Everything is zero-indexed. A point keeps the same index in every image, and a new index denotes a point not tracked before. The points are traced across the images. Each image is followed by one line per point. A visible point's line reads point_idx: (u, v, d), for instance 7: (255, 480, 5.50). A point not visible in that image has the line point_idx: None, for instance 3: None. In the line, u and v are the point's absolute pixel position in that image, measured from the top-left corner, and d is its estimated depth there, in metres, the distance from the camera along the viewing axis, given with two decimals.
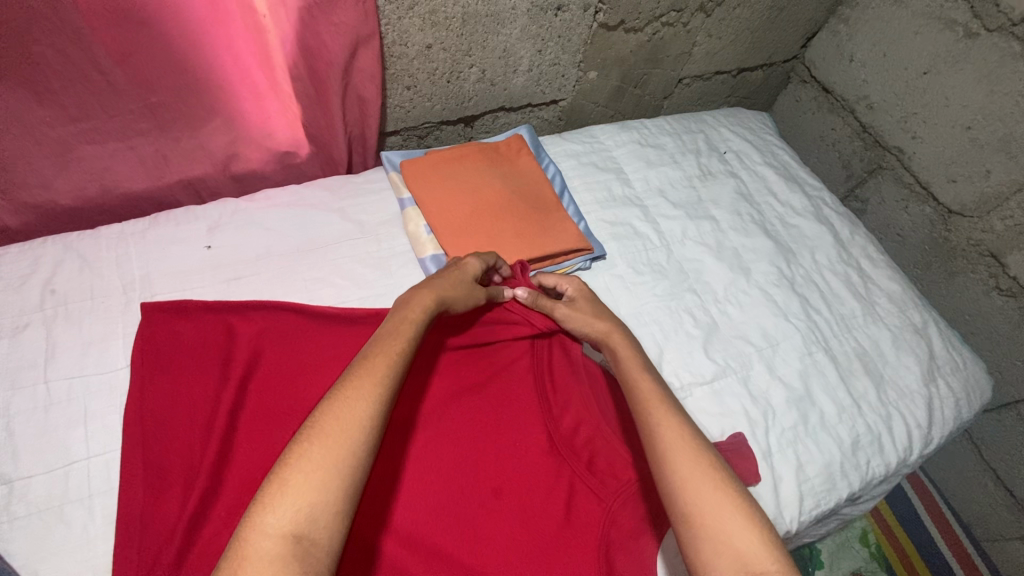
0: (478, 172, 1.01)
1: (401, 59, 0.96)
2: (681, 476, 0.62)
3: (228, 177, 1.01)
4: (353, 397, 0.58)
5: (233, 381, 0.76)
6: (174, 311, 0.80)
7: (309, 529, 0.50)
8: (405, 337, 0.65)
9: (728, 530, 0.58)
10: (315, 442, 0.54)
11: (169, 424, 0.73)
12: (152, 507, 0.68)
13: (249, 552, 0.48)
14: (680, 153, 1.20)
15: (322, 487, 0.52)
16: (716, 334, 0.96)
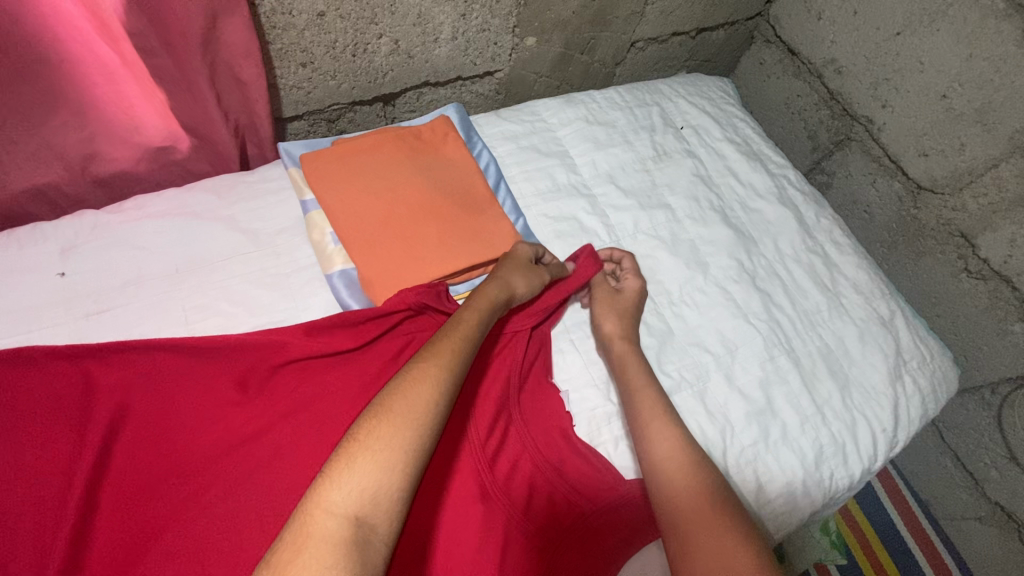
0: (394, 165, 0.86)
1: (287, 30, 0.79)
2: (680, 488, 0.69)
3: (90, 181, 0.84)
4: (418, 384, 0.60)
5: (92, 446, 0.63)
6: (12, 362, 0.65)
7: (371, 514, 0.51)
8: (466, 329, 0.68)
9: (719, 536, 0.64)
10: (384, 423, 0.56)
11: (6, 516, 0.59)
12: None
13: (314, 530, 0.48)
14: (631, 131, 1.07)
15: (388, 470, 0.53)
16: (671, 341, 0.87)
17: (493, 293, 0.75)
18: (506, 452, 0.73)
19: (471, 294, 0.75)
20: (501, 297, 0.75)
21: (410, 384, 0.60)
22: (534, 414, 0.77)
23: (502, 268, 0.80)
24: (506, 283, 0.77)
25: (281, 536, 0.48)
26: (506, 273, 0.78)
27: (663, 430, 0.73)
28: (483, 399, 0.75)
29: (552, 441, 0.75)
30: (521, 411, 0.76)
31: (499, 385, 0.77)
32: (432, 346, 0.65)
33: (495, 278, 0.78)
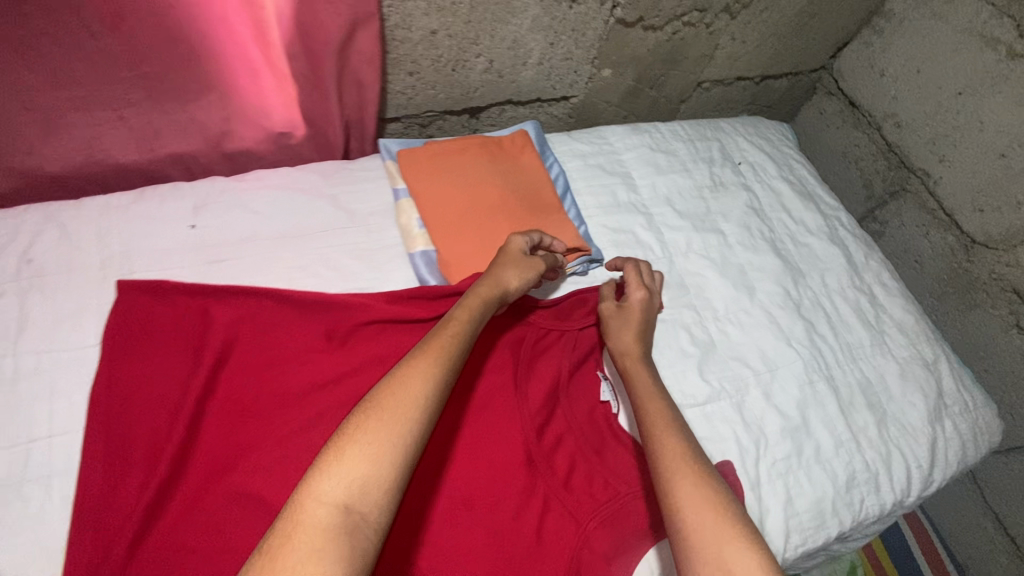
0: (477, 167, 0.97)
1: (403, 43, 0.92)
2: (688, 492, 0.61)
3: (221, 155, 0.98)
4: (409, 378, 0.60)
5: (205, 368, 0.74)
6: (151, 291, 0.77)
7: (361, 504, 0.51)
8: (459, 326, 0.68)
9: (731, 550, 0.57)
10: (371, 416, 0.56)
11: (134, 418, 0.70)
12: (112, 489, 0.66)
13: (305, 518, 0.50)
14: (692, 161, 1.15)
15: (375, 461, 0.53)
16: (713, 354, 0.92)
17: (489, 291, 0.75)
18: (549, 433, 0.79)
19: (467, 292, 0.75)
20: (494, 295, 0.75)
21: (400, 379, 0.60)
22: (577, 403, 0.83)
23: (501, 266, 0.80)
24: (498, 279, 0.77)
25: (274, 525, 0.50)
26: (503, 271, 0.78)
27: (666, 432, 0.68)
28: (539, 377, 0.83)
29: (591, 430, 0.81)
30: (566, 398, 0.83)
31: (547, 372, 0.84)
32: (425, 343, 0.65)
33: (491, 276, 0.78)
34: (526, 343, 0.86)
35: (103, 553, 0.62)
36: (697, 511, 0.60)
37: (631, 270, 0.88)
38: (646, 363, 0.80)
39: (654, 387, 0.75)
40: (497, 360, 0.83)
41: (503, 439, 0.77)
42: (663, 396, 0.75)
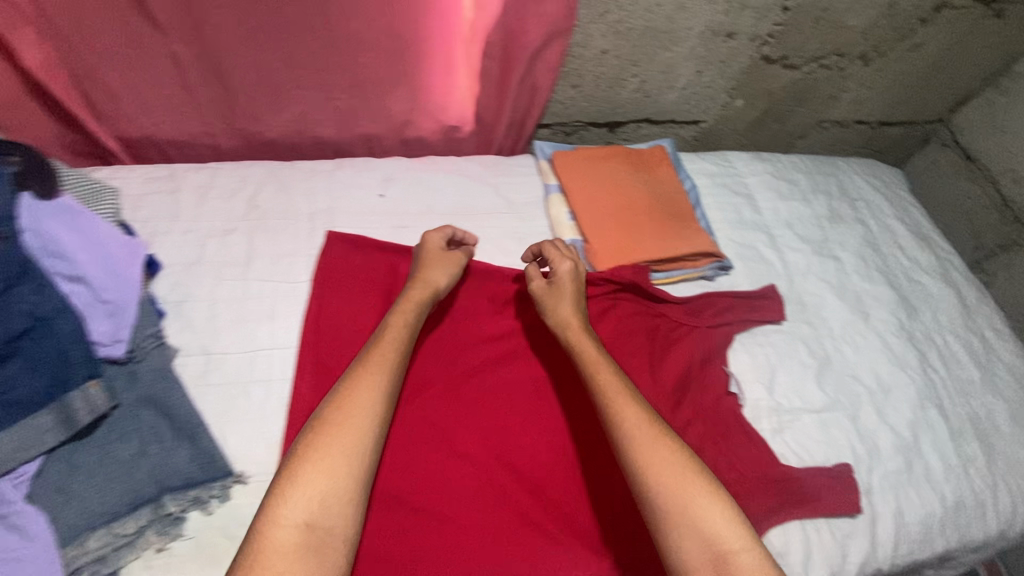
0: (623, 174, 1.07)
1: (577, 59, 1.03)
2: (655, 464, 0.65)
3: (399, 139, 1.13)
4: (349, 399, 0.67)
5: (393, 312, 0.87)
6: (351, 243, 0.92)
7: (324, 520, 0.59)
8: (392, 337, 0.75)
9: (700, 509, 0.63)
10: (318, 439, 0.63)
11: (337, 345, 0.83)
12: (318, 403, 0.78)
13: (269, 540, 0.57)
14: (811, 192, 1.23)
15: (329, 482, 0.61)
16: (829, 369, 0.98)
17: (422, 295, 0.82)
18: (681, 412, 0.86)
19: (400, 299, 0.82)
20: (426, 299, 0.82)
21: (341, 396, 0.67)
22: (708, 389, 0.89)
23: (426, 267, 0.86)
24: (434, 282, 0.84)
25: (241, 549, 0.57)
26: (429, 272, 0.85)
27: (625, 402, 0.70)
28: (673, 365, 0.90)
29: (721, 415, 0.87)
30: (697, 384, 0.89)
31: (680, 359, 0.91)
32: (369, 355, 0.72)
33: (421, 281, 0.85)
34: (661, 331, 0.94)
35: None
36: (667, 481, 0.64)
37: (548, 248, 0.89)
38: (586, 330, 0.81)
39: (601, 361, 0.76)
40: (636, 341, 0.91)
41: None
42: (607, 357, 0.77)
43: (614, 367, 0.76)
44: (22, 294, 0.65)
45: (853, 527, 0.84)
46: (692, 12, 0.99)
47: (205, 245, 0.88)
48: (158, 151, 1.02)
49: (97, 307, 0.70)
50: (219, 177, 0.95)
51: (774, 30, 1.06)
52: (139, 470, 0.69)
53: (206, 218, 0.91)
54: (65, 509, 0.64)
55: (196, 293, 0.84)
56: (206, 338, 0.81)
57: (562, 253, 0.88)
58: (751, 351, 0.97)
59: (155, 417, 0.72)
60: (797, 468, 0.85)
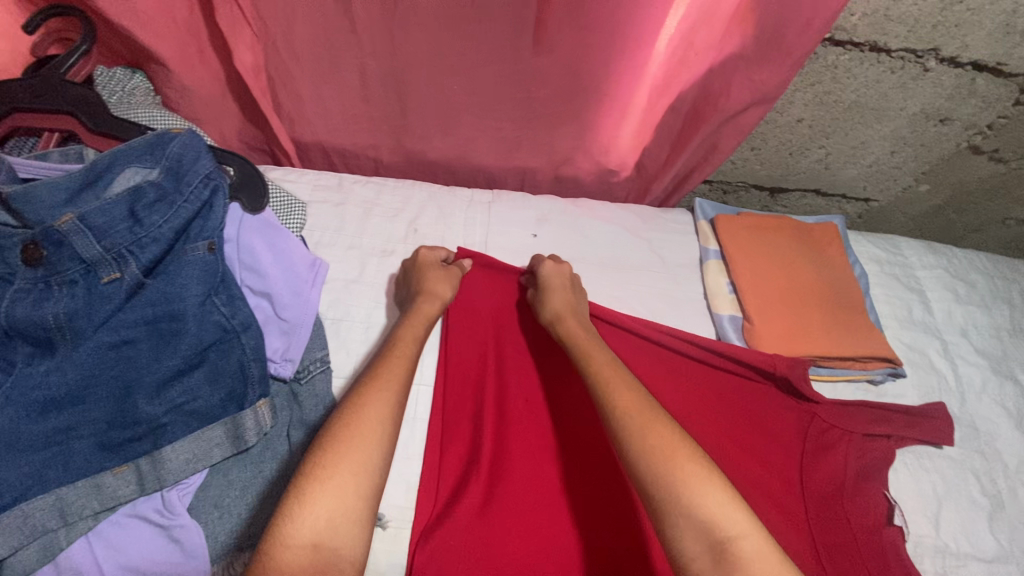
0: (793, 252, 1.00)
1: (767, 123, 0.96)
2: (644, 440, 0.60)
3: (553, 175, 1.09)
4: (363, 409, 0.61)
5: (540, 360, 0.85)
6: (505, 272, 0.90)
7: (331, 539, 0.54)
8: (405, 349, 0.71)
9: (692, 486, 0.57)
10: (329, 449, 0.58)
11: (469, 395, 0.81)
12: (457, 439, 0.77)
13: (278, 565, 0.51)
14: (991, 298, 1.10)
15: (337, 495, 0.55)
16: (1003, 512, 0.87)
17: (429, 310, 0.78)
18: (839, 536, 0.73)
19: (408, 313, 0.77)
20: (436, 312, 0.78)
21: (351, 409, 0.61)
22: (867, 512, 0.76)
23: (425, 278, 0.82)
24: (439, 292, 0.81)
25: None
26: (432, 283, 0.81)
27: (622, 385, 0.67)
28: (837, 473, 0.78)
29: (886, 549, 0.73)
30: (854, 504, 0.76)
31: (839, 469, 0.78)
32: (374, 367, 0.68)
33: (424, 293, 0.80)
34: (812, 431, 0.81)
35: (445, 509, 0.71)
36: (657, 457, 0.59)
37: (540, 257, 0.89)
38: (585, 324, 0.79)
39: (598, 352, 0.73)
40: (782, 440, 0.81)
41: (790, 521, 0.74)
42: (603, 347, 0.75)
43: (608, 352, 0.74)
44: (215, 306, 0.65)
45: None
46: (913, 92, 0.90)
47: (366, 264, 0.88)
48: (324, 157, 1.05)
49: (273, 323, 0.70)
50: (384, 195, 0.96)
51: (996, 121, 0.95)
52: (286, 495, 0.66)
53: (369, 236, 0.91)
54: (218, 525, 0.64)
55: (354, 313, 0.83)
56: (358, 362, 0.79)
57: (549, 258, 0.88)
58: (916, 476, 0.87)
59: (307, 443, 0.69)
60: None
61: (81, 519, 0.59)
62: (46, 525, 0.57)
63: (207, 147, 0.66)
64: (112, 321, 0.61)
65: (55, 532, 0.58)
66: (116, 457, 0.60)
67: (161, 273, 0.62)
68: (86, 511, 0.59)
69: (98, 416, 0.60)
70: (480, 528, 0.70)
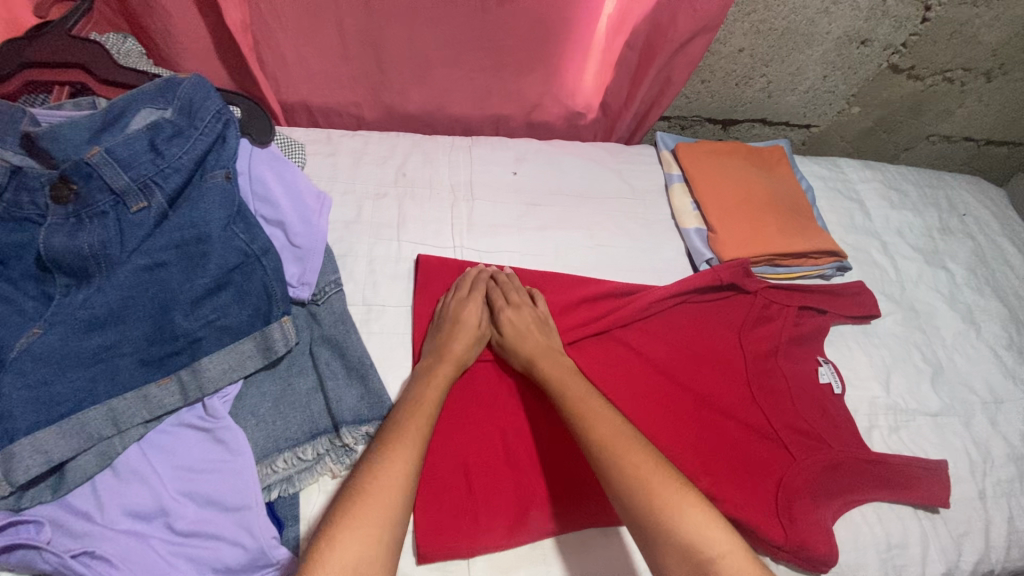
0: (745, 170, 1.10)
1: (713, 55, 1.08)
2: (622, 469, 0.65)
3: (526, 121, 1.18)
4: (392, 464, 0.64)
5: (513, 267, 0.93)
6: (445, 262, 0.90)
7: None
8: (426, 410, 0.71)
9: (676, 505, 0.61)
10: (354, 509, 0.59)
11: None
12: None
13: None
14: (921, 203, 1.24)
15: (364, 543, 0.57)
16: (943, 375, 1.00)
17: (446, 372, 0.76)
18: (771, 382, 0.90)
19: (423, 371, 0.76)
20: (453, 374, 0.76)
21: (376, 465, 0.63)
22: (795, 365, 0.92)
23: (455, 337, 0.80)
24: (462, 356, 0.79)
25: None
26: (460, 346, 0.79)
27: (601, 413, 0.71)
28: (773, 338, 0.93)
29: (807, 391, 0.90)
30: (784, 359, 0.93)
31: (776, 335, 0.94)
32: (393, 432, 0.67)
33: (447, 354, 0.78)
34: (755, 306, 0.95)
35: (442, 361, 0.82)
36: (642, 482, 0.63)
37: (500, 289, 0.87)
38: (556, 359, 0.80)
39: (570, 374, 0.77)
40: (729, 315, 0.95)
41: (732, 373, 0.90)
42: (592, 393, 0.74)
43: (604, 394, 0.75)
44: (236, 233, 0.71)
45: (968, 528, 0.86)
46: (835, 16, 1.02)
47: (362, 205, 0.95)
48: (309, 116, 1.11)
49: (288, 251, 0.77)
50: (371, 145, 1.02)
51: (908, 40, 1.09)
52: (314, 404, 0.75)
53: (362, 179, 0.97)
54: (256, 431, 0.70)
55: (356, 248, 0.90)
56: (366, 289, 0.86)
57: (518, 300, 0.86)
58: (867, 351, 0.99)
59: (329, 355, 0.77)
60: (883, 452, 0.88)
61: (133, 427, 0.64)
62: (102, 432, 0.62)
63: (214, 88, 0.74)
64: (143, 246, 0.67)
65: (110, 438, 0.63)
66: (158, 370, 0.66)
67: (185, 203, 0.69)
68: (137, 420, 0.64)
69: (139, 334, 0.65)
70: (471, 388, 0.82)
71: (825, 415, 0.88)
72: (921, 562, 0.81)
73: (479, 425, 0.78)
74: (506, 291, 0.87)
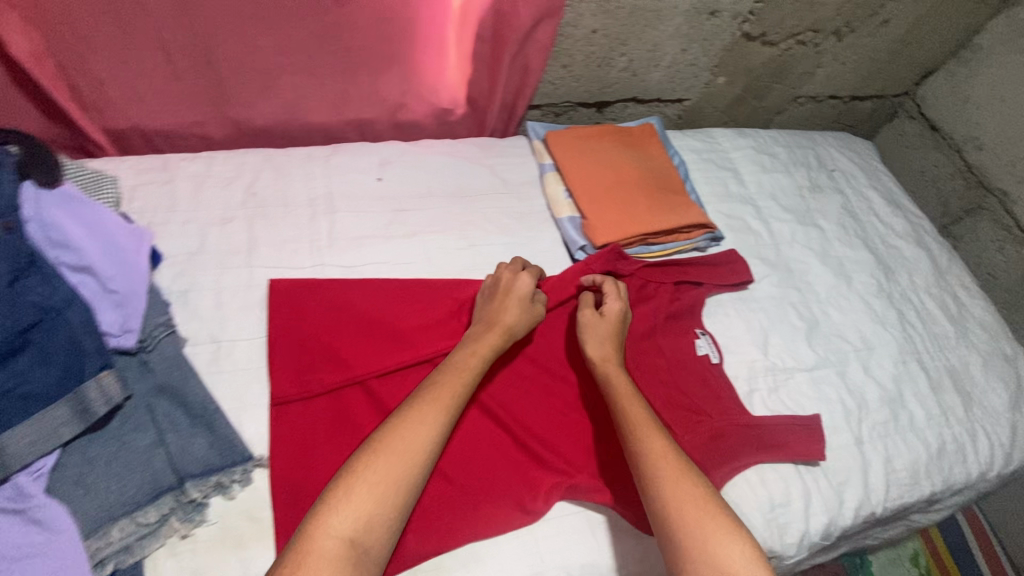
0: (615, 151, 1.10)
1: (567, 38, 1.06)
2: (670, 494, 0.67)
3: (392, 123, 1.13)
4: (409, 429, 0.66)
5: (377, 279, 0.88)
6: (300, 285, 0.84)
7: (364, 538, 0.60)
8: (461, 383, 0.72)
9: (719, 540, 0.63)
10: (371, 474, 0.63)
11: (325, 306, 0.84)
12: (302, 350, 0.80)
13: (314, 548, 0.58)
14: (792, 164, 1.28)
15: (376, 502, 0.62)
16: (818, 330, 1.03)
17: (493, 338, 0.78)
18: (651, 363, 0.90)
19: (467, 338, 0.78)
20: (499, 343, 0.78)
21: (399, 434, 0.66)
22: (674, 343, 0.93)
23: (505, 305, 0.82)
24: (512, 322, 0.80)
25: (285, 554, 0.58)
26: (510, 313, 0.81)
27: (658, 437, 0.72)
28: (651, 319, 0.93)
29: (686, 366, 0.91)
30: (663, 337, 0.93)
31: (653, 315, 0.94)
32: (430, 392, 0.70)
33: (495, 320, 0.80)
34: (632, 290, 0.95)
35: (303, 392, 0.76)
36: (686, 510, 0.66)
37: (609, 284, 0.88)
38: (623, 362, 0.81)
39: (632, 395, 0.77)
40: None
41: None
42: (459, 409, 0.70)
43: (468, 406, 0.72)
44: (29, 287, 0.65)
45: (848, 476, 0.88)
46: None
47: (205, 234, 0.87)
48: (147, 142, 1.01)
49: (103, 298, 0.70)
50: (214, 166, 0.94)
51: (754, 8, 1.11)
52: (156, 460, 0.68)
53: (204, 205, 0.90)
54: (86, 502, 0.63)
55: (200, 282, 0.83)
56: (213, 326, 0.80)
57: (615, 294, 0.87)
58: (745, 317, 1.01)
59: (168, 406, 0.71)
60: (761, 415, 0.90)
61: None
62: None
63: None
64: None
65: None
66: None
67: None
68: None
69: None
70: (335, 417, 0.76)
71: (704, 387, 0.89)
72: (804, 517, 0.84)
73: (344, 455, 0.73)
74: (606, 291, 0.87)
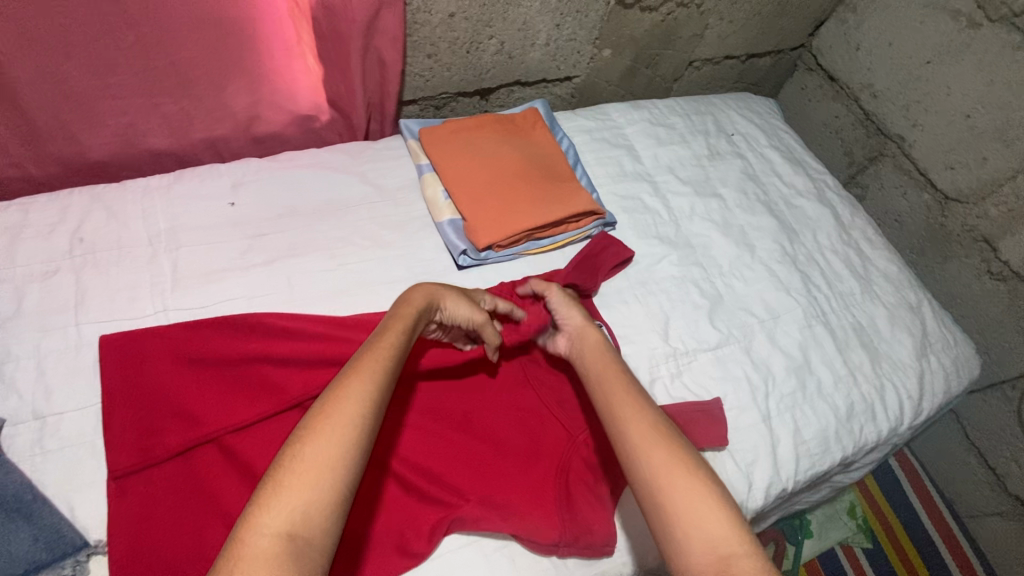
0: (494, 142, 1.03)
1: (423, 26, 0.98)
2: (653, 468, 0.60)
3: (249, 139, 1.02)
4: (343, 399, 0.56)
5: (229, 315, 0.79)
6: (136, 335, 0.74)
7: (304, 527, 0.49)
8: (390, 348, 0.62)
9: (707, 514, 0.56)
10: (301, 455, 0.52)
11: (166, 356, 0.74)
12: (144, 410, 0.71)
13: (245, 552, 0.47)
14: (689, 133, 1.23)
15: (311, 485, 0.51)
16: (721, 306, 1.00)
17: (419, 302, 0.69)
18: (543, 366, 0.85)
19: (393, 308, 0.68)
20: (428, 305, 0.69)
21: (335, 400, 0.56)
22: None
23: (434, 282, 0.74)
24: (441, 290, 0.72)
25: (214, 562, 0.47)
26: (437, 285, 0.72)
27: (635, 410, 0.65)
28: None
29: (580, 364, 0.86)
30: None
31: None
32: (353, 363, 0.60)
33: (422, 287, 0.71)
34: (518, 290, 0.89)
35: (144, 461, 0.68)
36: (671, 483, 0.58)
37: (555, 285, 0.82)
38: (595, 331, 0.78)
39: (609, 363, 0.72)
40: None
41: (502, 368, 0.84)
42: None
43: None
44: None
45: (755, 455, 0.86)
46: None
47: (22, 294, 0.77)
48: None
49: None
50: (31, 214, 0.84)
51: None
52: None
53: (20, 260, 0.80)
54: None
55: (17, 351, 0.73)
56: (35, 399, 0.70)
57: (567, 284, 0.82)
58: (644, 302, 0.97)
59: None
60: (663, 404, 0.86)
61: None
62: None
63: None
64: None
65: None
66: None
67: None
68: None
69: None
70: (186, 480, 0.69)
71: None
72: None
73: (196, 522, 0.66)
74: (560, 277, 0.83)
